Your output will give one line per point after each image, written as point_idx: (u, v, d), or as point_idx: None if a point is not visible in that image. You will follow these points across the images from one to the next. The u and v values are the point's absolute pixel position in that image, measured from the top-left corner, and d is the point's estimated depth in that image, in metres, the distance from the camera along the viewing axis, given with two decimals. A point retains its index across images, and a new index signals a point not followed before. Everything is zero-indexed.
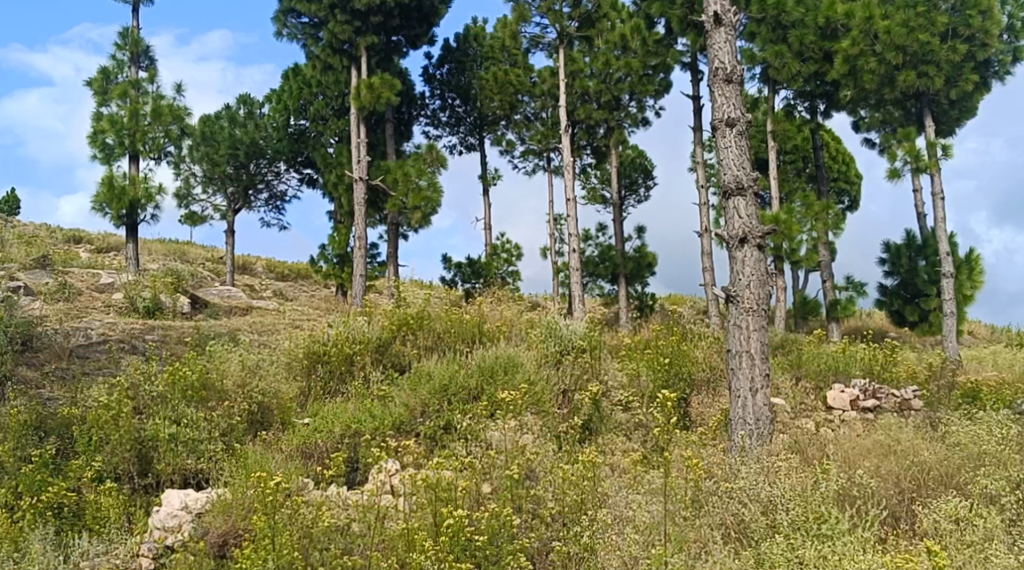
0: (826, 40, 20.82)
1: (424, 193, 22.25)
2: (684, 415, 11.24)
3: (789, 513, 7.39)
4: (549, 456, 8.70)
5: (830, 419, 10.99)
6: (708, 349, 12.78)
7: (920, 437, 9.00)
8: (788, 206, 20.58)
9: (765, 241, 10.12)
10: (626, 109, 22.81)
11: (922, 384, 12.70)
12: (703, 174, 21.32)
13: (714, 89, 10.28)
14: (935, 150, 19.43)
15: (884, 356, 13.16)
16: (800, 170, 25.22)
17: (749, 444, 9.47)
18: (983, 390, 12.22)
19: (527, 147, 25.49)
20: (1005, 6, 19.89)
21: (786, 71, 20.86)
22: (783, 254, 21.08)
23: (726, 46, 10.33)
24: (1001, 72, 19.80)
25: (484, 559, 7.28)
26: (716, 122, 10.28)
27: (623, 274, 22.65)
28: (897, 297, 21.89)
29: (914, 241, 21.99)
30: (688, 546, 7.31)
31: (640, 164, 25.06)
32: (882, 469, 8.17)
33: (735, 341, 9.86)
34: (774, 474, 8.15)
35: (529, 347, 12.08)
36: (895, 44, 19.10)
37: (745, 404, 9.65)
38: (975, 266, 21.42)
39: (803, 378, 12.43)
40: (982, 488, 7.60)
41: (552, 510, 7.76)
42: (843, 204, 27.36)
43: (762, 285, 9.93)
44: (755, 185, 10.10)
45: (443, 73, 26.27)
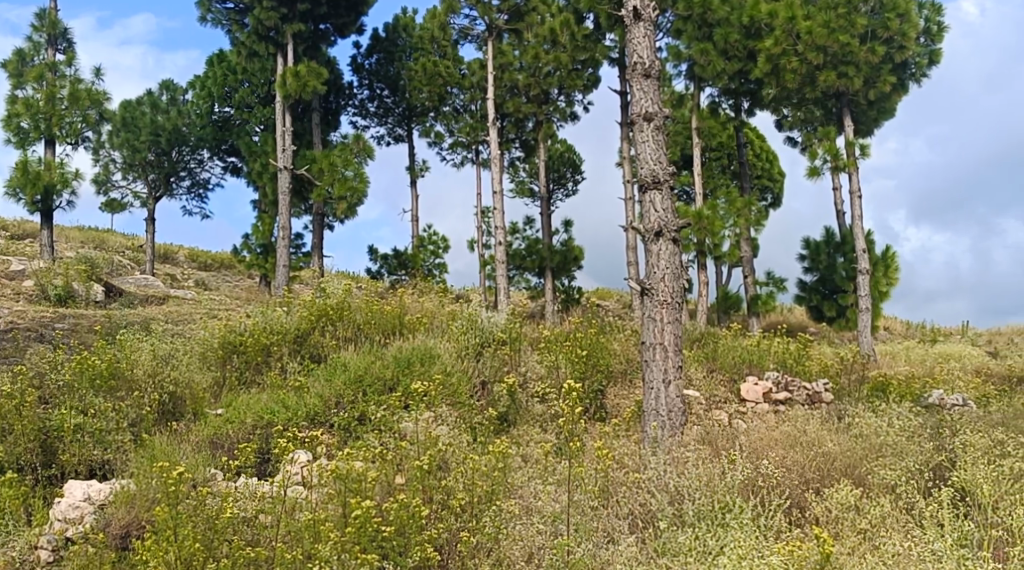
0: (749, 39, 21.14)
1: (350, 183, 21.99)
2: (600, 407, 11.32)
3: (696, 503, 7.58)
4: (462, 447, 8.67)
5: (742, 411, 11.19)
6: (627, 342, 12.89)
7: (826, 428, 9.19)
8: (711, 202, 20.79)
9: (680, 235, 10.24)
10: (555, 103, 22.89)
11: (833, 377, 12.97)
12: (628, 169, 21.48)
13: (633, 83, 10.35)
14: (854, 149, 19.82)
15: (797, 350, 13.43)
16: (725, 166, 25.52)
17: (661, 436, 9.58)
18: (892, 384, 12.54)
19: (455, 139, 25.35)
20: (922, 9, 20.35)
21: (711, 69, 21.17)
22: (706, 250, 21.25)
23: (645, 41, 10.38)
24: (918, 75, 20.29)
25: (390, 551, 7.26)
26: (634, 117, 10.34)
27: (549, 268, 22.69)
28: (816, 293, 22.26)
29: (832, 238, 22.43)
30: (593, 535, 7.40)
31: (569, 158, 25.11)
32: (788, 459, 8.33)
33: (649, 333, 9.97)
34: (683, 465, 8.25)
35: (449, 339, 12.06)
36: (816, 45, 19.40)
37: (657, 396, 9.75)
38: (891, 263, 21.92)
39: (717, 370, 12.62)
40: (880, 478, 7.81)
41: (461, 500, 7.68)
42: (765, 201, 27.77)
43: (676, 278, 10.04)
44: (671, 179, 10.18)
45: (371, 63, 26.13)
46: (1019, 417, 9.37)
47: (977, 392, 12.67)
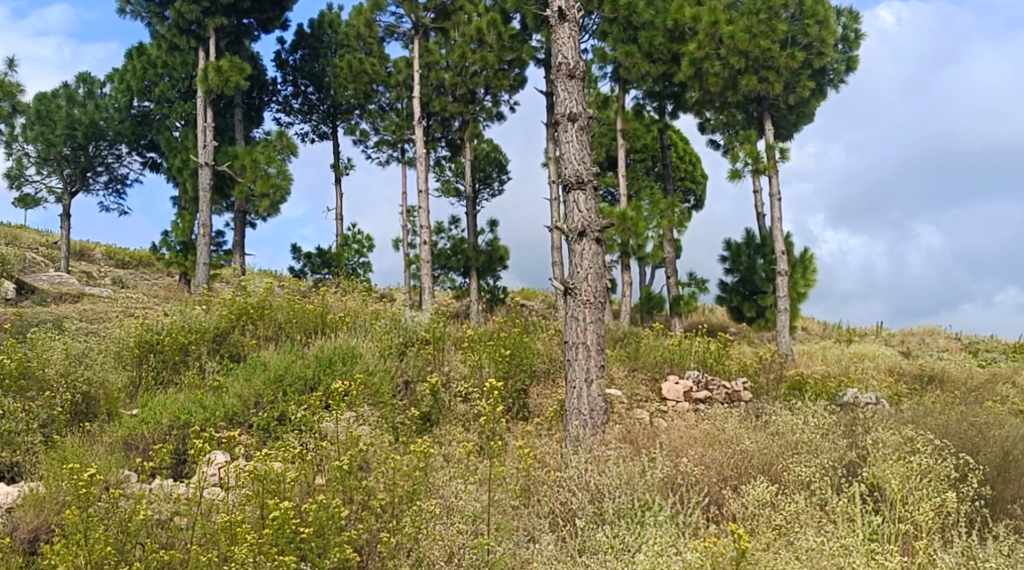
0: (673, 43, 21.35)
1: (273, 180, 21.64)
2: (522, 407, 11.32)
3: (616, 501, 7.66)
4: (383, 446, 8.57)
5: (663, 409, 11.31)
6: (551, 341, 12.93)
7: (744, 426, 9.33)
8: (636, 203, 20.94)
9: (603, 235, 10.30)
10: (481, 103, 22.84)
11: (752, 376, 13.19)
12: (554, 169, 21.56)
13: (557, 84, 10.39)
14: (774, 153, 20.16)
15: (717, 349, 13.62)
16: (649, 168, 25.79)
17: (582, 434, 9.63)
18: (809, 383, 12.79)
19: (380, 137, 25.16)
20: (840, 17, 20.79)
21: (636, 71, 21.36)
22: (630, 251, 21.36)
23: (570, 42, 10.41)
24: (836, 81, 20.74)
25: (309, 552, 7.17)
26: (558, 117, 10.38)
27: (475, 268, 22.66)
28: (736, 294, 22.60)
29: (753, 240, 22.79)
30: (513, 535, 7.42)
31: (495, 158, 25.03)
32: (706, 457, 8.44)
33: (572, 333, 10.01)
34: (603, 463, 8.32)
35: (372, 339, 11.98)
36: (738, 49, 19.67)
37: (579, 395, 9.80)
38: (809, 265, 22.35)
39: (639, 369, 12.74)
40: (795, 475, 7.95)
41: (382, 501, 7.58)
42: (688, 203, 28.11)
43: (599, 278, 10.10)
44: (595, 179, 10.24)
45: (295, 59, 25.84)
46: (929, 415, 9.64)
47: (890, 391, 13.02)
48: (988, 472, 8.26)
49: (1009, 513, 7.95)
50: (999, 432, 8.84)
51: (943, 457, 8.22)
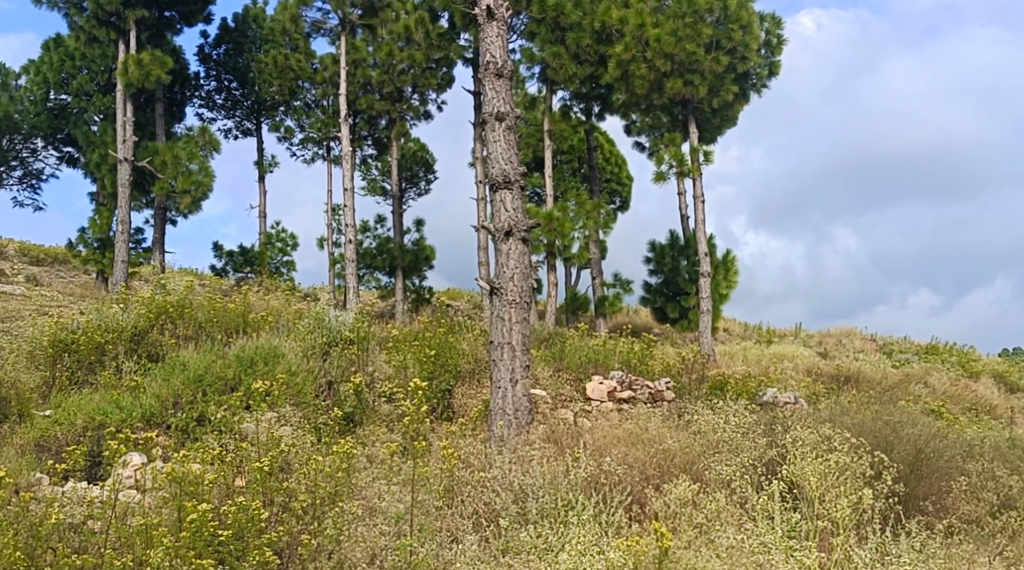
0: (601, 44, 21.45)
1: (194, 176, 21.26)
2: (447, 407, 11.26)
3: (539, 501, 7.68)
4: (306, 447, 8.44)
5: (587, 409, 11.37)
6: (476, 341, 12.91)
7: (667, 425, 9.42)
8: (562, 203, 21.02)
9: (530, 235, 10.31)
10: (408, 101, 22.70)
11: (675, 376, 13.33)
12: (481, 168, 21.53)
13: (485, 83, 10.37)
14: (698, 155, 20.40)
15: (641, 349, 13.74)
16: (575, 170, 25.91)
17: (507, 434, 9.63)
18: (730, 382, 12.95)
19: (305, 135, 24.88)
20: (763, 23, 21.15)
21: (562, 72, 21.50)
22: (556, 251, 21.42)
23: (498, 41, 10.41)
24: (758, 85, 21.08)
25: (228, 556, 7.05)
26: (485, 116, 10.36)
27: (400, 267, 22.52)
28: (660, 295, 22.83)
29: (677, 241, 23.04)
30: (436, 536, 7.37)
31: (422, 158, 24.74)
32: (629, 457, 8.49)
33: (497, 333, 10.00)
34: (527, 463, 8.31)
35: (294, 339, 11.81)
36: (664, 52, 19.85)
37: (504, 396, 9.80)
38: (731, 266, 22.67)
39: (564, 370, 12.78)
40: (716, 473, 8.04)
41: (303, 502, 7.51)
42: (614, 204, 28.31)
43: (525, 277, 10.11)
44: (522, 179, 10.24)
45: (219, 54, 25.39)
46: (846, 414, 9.83)
47: (808, 391, 13.25)
48: (902, 469, 8.46)
49: (921, 509, 8.18)
50: (912, 430, 9.05)
51: (858, 454, 8.38)
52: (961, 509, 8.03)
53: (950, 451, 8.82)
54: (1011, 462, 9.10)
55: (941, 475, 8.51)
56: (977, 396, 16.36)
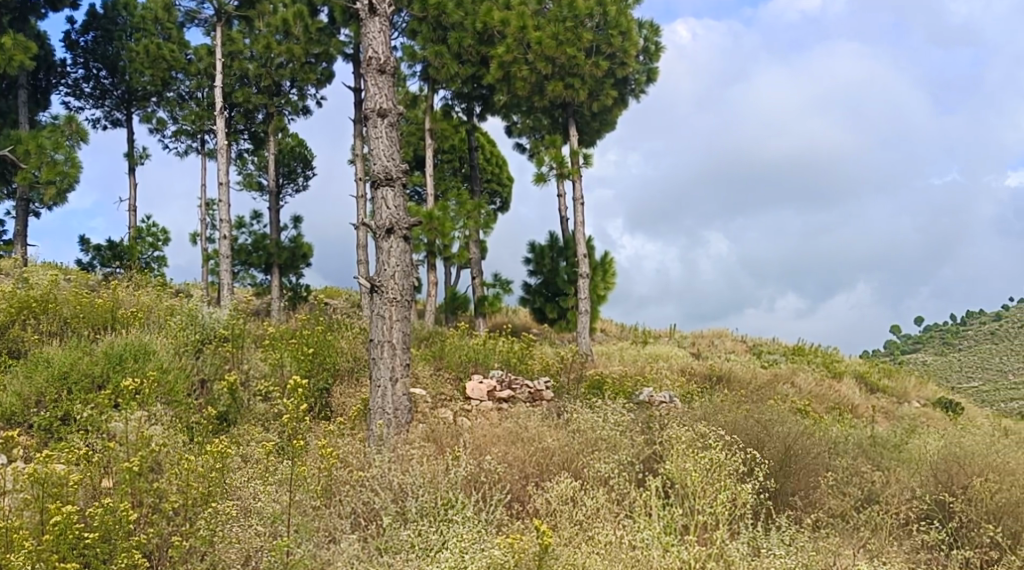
0: (483, 45, 21.46)
1: (59, 167, 20.23)
2: (324, 407, 11.09)
3: (419, 500, 7.62)
4: (177, 447, 8.18)
5: (467, 408, 11.36)
6: (354, 339, 12.75)
7: (546, 424, 9.47)
8: (443, 203, 20.94)
9: (411, 233, 10.23)
10: (286, 96, 22.27)
11: (554, 375, 13.44)
12: (361, 166, 21.30)
13: (367, 78, 10.23)
14: (578, 158, 20.61)
15: (520, 349, 13.80)
16: (456, 169, 25.85)
17: (386, 433, 9.53)
18: (608, 382, 13.11)
19: (179, 127, 24.19)
20: (642, 29, 21.51)
21: (444, 71, 21.46)
22: (436, 251, 21.32)
23: (381, 36, 10.30)
24: (637, 91, 21.41)
25: (93, 559, 6.82)
26: (367, 112, 10.23)
27: (276, 264, 22.10)
28: (539, 296, 23.00)
29: (556, 242, 23.24)
30: (314, 536, 7.22)
31: (300, 153, 24.32)
32: (509, 455, 8.49)
33: (377, 331, 9.89)
34: (407, 462, 8.24)
35: (166, 336, 11.44)
36: (545, 55, 20.00)
37: (384, 395, 9.71)
38: (609, 268, 22.99)
39: (444, 369, 12.73)
40: (595, 471, 8.12)
41: (174, 503, 7.27)
42: (495, 204, 28.38)
43: (406, 276, 10.04)
44: (404, 176, 10.16)
45: (87, 41, 24.47)
46: (719, 412, 10.05)
47: (683, 390, 13.52)
48: (772, 466, 8.71)
49: (789, 504, 8.42)
50: (782, 428, 9.32)
51: (731, 452, 8.57)
52: (827, 504, 8.27)
53: (816, 448, 9.10)
54: (873, 459, 9.44)
55: (808, 471, 8.78)
56: (840, 395, 16.98)
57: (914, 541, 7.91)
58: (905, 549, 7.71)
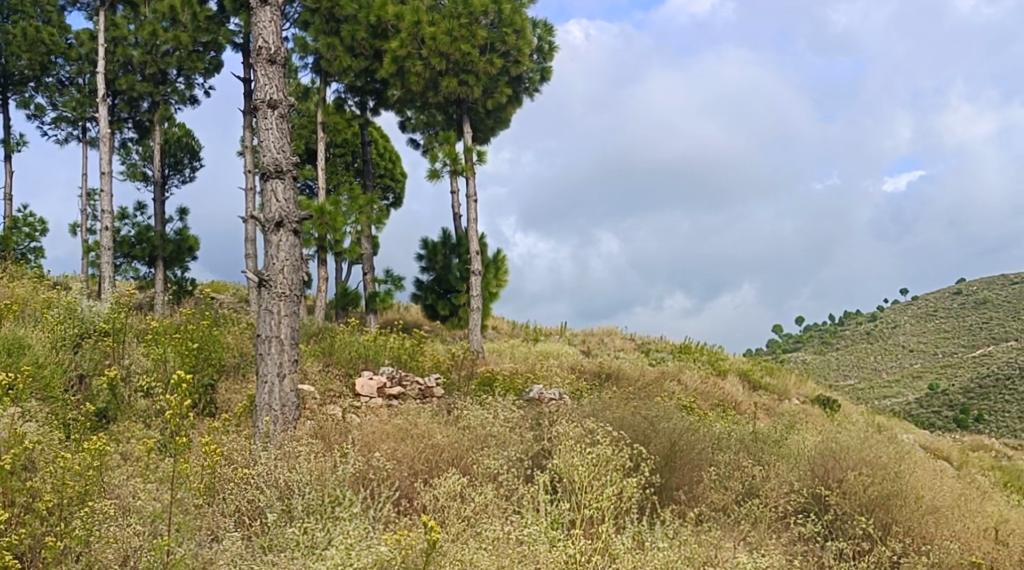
0: (376, 38, 21.32)
1: None
2: (209, 403, 10.86)
3: (305, 497, 7.51)
4: (52, 444, 7.91)
5: (356, 405, 11.27)
6: (241, 335, 12.50)
7: (436, 421, 9.46)
8: (334, 198, 20.65)
9: (301, 226, 10.09)
10: (172, 84, 21.66)
11: (445, 372, 13.41)
12: (250, 157, 20.89)
13: (257, 68, 10.03)
14: (471, 155, 20.60)
15: (411, 346, 13.72)
16: (349, 164, 25.56)
17: (273, 430, 9.37)
18: (498, 379, 13.14)
19: (58, 114, 23.32)
20: (536, 28, 21.64)
21: (337, 64, 21.19)
22: (326, 245, 21.03)
23: (271, 26, 10.12)
24: (530, 89, 21.48)
25: None
26: (257, 103, 10.03)
27: (161, 257, 21.52)
28: (431, 292, 22.92)
29: (449, 239, 23.19)
30: (195, 534, 7.09)
31: (187, 144, 23.71)
32: (398, 452, 8.46)
33: (265, 327, 9.73)
34: (293, 459, 8.14)
35: (41, 329, 11.04)
36: (439, 51, 19.96)
37: (271, 391, 9.55)
38: (501, 265, 23.06)
39: (333, 365, 12.60)
40: (484, 467, 8.14)
41: (49, 503, 6.99)
42: (388, 200, 28.15)
43: (295, 270, 9.90)
44: (294, 169, 10.01)
45: None
46: (607, 409, 10.17)
47: (572, 387, 13.62)
48: (657, 461, 8.87)
49: (674, 499, 8.59)
50: (668, 424, 9.49)
51: (619, 448, 8.69)
52: (709, 498, 8.45)
53: (700, 444, 9.30)
54: (754, 453, 9.69)
55: (692, 466, 8.97)
56: (724, 393, 17.35)
57: (791, 534, 8.15)
58: (783, 541, 7.93)
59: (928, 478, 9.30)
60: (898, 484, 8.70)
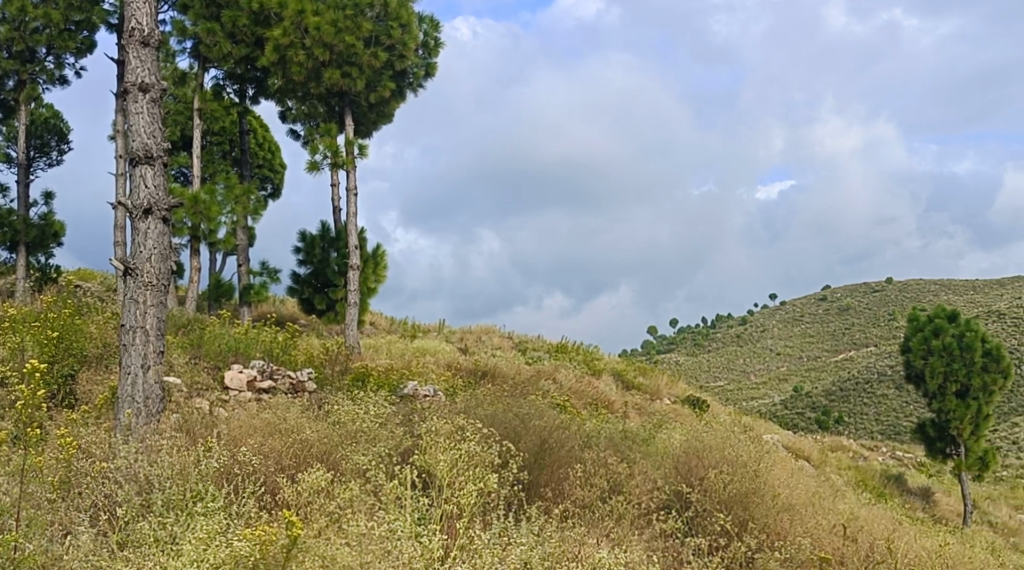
0: (258, 26, 20.96)
1: None
2: (68, 395, 10.47)
3: (165, 492, 7.32)
4: None
5: (224, 399, 11.05)
6: (105, 324, 12.09)
7: (306, 416, 9.33)
8: (209, 186, 20.12)
9: (170, 214, 9.82)
10: (41, 64, 20.77)
11: (318, 366, 13.25)
12: (122, 142, 20.21)
13: (129, 50, 9.71)
14: (352, 148, 20.38)
15: (283, 340, 13.52)
16: (225, 152, 25.00)
17: (135, 424, 9.11)
18: (373, 374, 13.08)
19: None
20: (422, 24, 21.58)
21: (217, 50, 20.71)
22: (200, 235, 20.49)
23: (146, 7, 9.81)
24: (415, 84, 21.40)
25: None
26: (127, 86, 9.71)
27: (24, 243, 20.65)
28: (308, 286, 22.60)
29: (327, 233, 22.90)
30: (47, 529, 6.91)
31: (55, 125, 22.81)
32: (265, 447, 8.35)
33: (130, 316, 9.44)
34: (155, 453, 7.93)
35: None
36: (322, 41, 19.66)
37: (134, 383, 9.28)
38: (380, 261, 22.92)
39: (202, 358, 12.31)
40: (352, 463, 8.07)
41: None
42: (266, 190, 27.67)
43: (163, 259, 9.63)
44: (164, 156, 9.73)
45: None
46: (479, 406, 10.24)
47: (448, 384, 13.65)
48: (526, 458, 8.96)
49: (541, 495, 8.69)
50: (538, 422, 9.61)
51: (488, 444, 8.74)
52: (575, 494, 8.57)
53: (569, 441, 9.42)
54: (620, 451, 9.87)
55: (560, 463, 9.07)
56: (597, 391, 17.65)
57: (653, 530, 8.34)
58: (644, 538, 8.13)
59: (785, 478, 9.62)
60: (756, 483, 9.00)
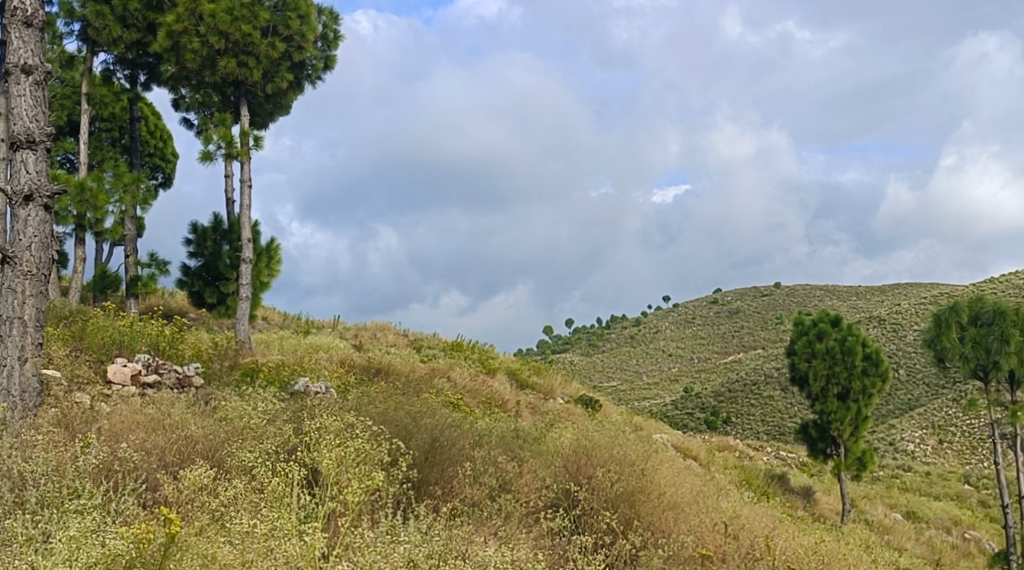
0: (150, 11, 20.40)
1: None
2: None
3: (39, 489, 7.07)
4: None
5: (107, 393, 10.74)
6: None
7: (191, 411, 9.12)
8: (96, 173, 19.48)
9: (53, 201, 9.47)
10: None
11: (205, 362, 12.96)
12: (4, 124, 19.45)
13: (10, 30, 9.34)
14: (247, 139, 20.00)
15: (170, 333, 13.19)
16: (115, 139, 24.26)
17: (11, 418, 8.78)
18: (262, 370, 12.87)
19: None
20: (322, 15, 21.31)
21: (107, 34, 20.08)
22: (85, 224, 19.85)
23: None
24: (313, 77, 21.11)
25: None
26: (8, 67, 9.34)
27: None
28: (198, 279, 22.09)
29: (220, 225, 22.40)
30: None
31: None
32: (147, 444, 8.16)
33: (6, 307, 9.10)
34: (30, 448, 7.66)
35: None
36: (218, 29, 19.24)
37: (9, 376, 8.95)
38: (273, 255, 22.56)
39: (84, 351, 11.93)
40: (238, 461, 7.93)
41: None
42: (156, 180, 26.96)
43: (43, 248, 9.30)
44: (48, 140, 9.38)
45: None
46: (370, 403, 10.15)
47: (339, 381, 13.51)
48: (416, 456, 8.93)
49: (430, 494, 8.67)
50: (429, 420, 9.57)
51: (378, 442, 8.68)
52: (464, 493, 8.57)
53: (460, 440, 9.42)
54: (510, 448, 9.90)
55: (450, 461, 9.06)
56: (491, 390, 17.68)
57: (541, 528, 8.41)
58: (532, 536, 8.20)
59: (670, 476, 9.80)
60: (642, 481, 9.17)
